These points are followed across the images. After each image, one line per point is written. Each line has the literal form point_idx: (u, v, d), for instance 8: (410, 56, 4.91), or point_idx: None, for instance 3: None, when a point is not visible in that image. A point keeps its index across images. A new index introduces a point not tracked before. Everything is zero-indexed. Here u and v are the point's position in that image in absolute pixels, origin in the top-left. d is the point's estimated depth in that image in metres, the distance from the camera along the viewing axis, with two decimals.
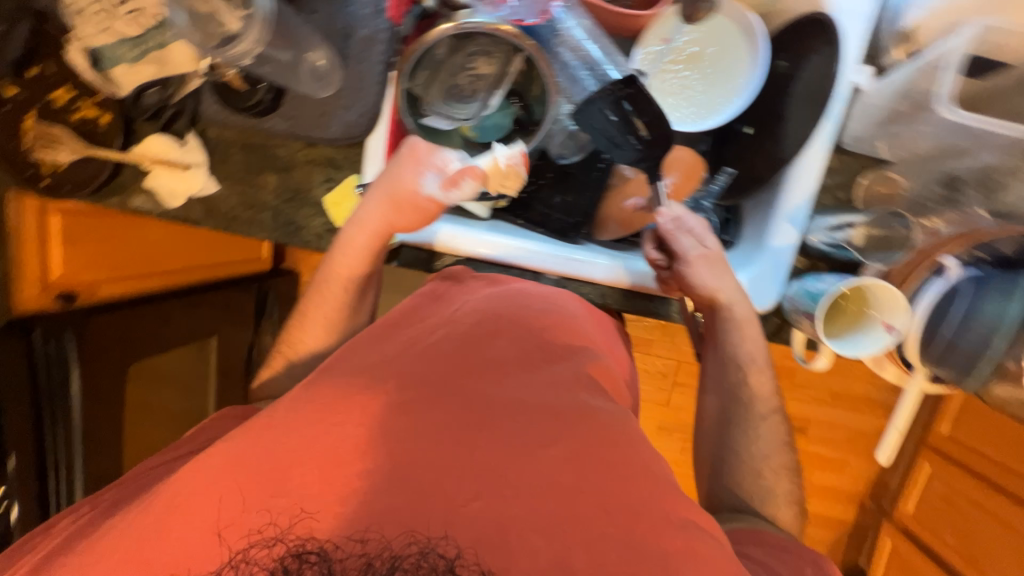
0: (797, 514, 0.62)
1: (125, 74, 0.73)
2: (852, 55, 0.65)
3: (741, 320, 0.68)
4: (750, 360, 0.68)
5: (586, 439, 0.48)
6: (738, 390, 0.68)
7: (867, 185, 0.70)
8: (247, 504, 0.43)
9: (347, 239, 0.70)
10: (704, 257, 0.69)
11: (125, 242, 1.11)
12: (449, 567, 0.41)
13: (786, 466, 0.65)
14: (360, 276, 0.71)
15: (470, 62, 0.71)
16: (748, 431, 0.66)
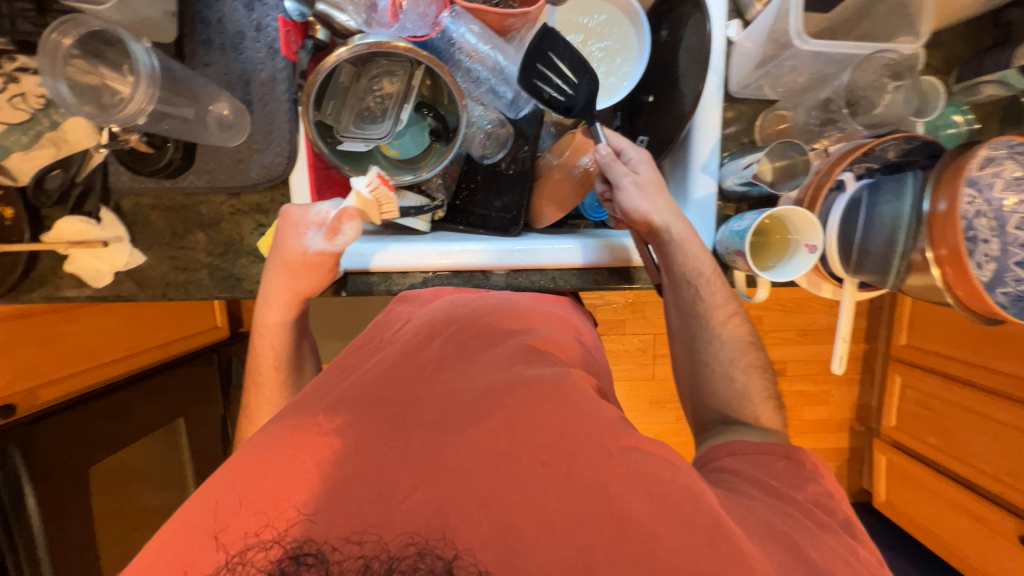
0: (773, 405, 0.70)
1: (21, 161, 0.72)
2: (720, 13, 0.72)
3: (681, 241, 0.71)
4: (699, 277, 0.72)
5: (557, 408, 0.48)
6: (695, 306, 0.73)
7: (765, 126, 0.76)
8: (220, 543, 0.40)
9: (263, 321, 0.77)
10: (635, 182, 0.71)
11: (57, 341, 1.01)
12: (448, 568, 0.39)
13: (753, 364, 0.73)
14: (284, 351, 0.79)
15: (376, 84, 0.74)
16: (712, 345, 0.73)
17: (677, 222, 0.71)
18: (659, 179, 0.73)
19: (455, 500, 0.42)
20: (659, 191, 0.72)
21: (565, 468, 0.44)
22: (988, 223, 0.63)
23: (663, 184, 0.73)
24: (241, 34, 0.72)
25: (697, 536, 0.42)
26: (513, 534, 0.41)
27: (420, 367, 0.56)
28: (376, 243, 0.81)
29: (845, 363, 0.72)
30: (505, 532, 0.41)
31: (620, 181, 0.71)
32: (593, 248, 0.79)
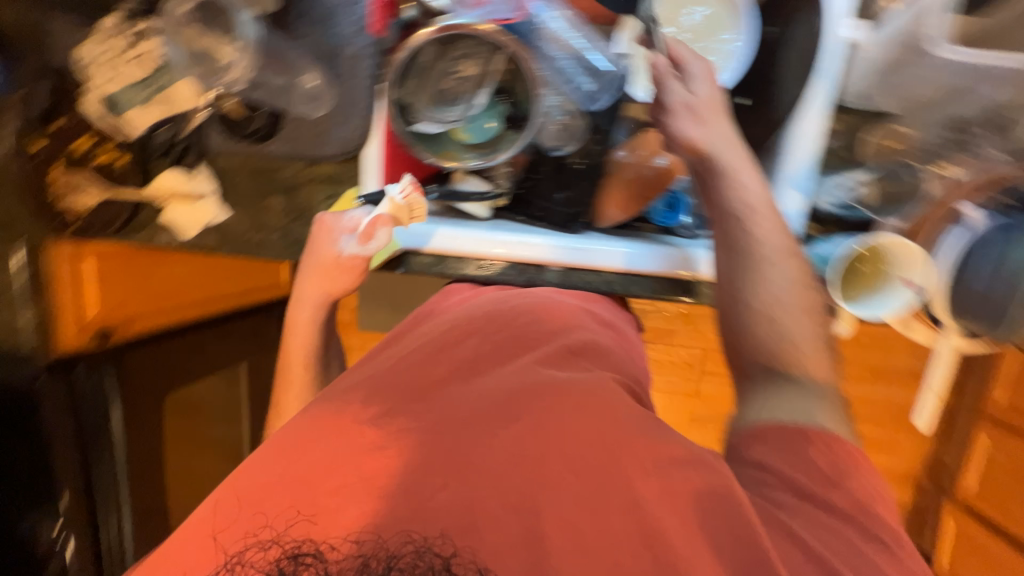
0: (825, 354, 0.56)
1: (137, 115, 0.79)
2: (839, 11, 0.65)
3: (727, 166, 0.63)
4: (745, 204, 0.61)
5: (594, 423, 0.48)
6: (737, 236, 0.61)
7: (875, 142, 0.67)
8: (219, 545, 0.44)
9: (295, 318, 0.83)
10: (687, 104, 0.65)
11: (141, 276, 1.09)
12: (445, 565, 0.41)
13: (808, 306, 0.58)
14: (314, 348, 0.83)
15: (455, 66, 0.73)
16: (753, 277, 0.59)
17: (727, 143, 0.63)
18: (718, 99, 0.66)
19: (487, 497, 0.44)
20: (713, 113, 0.65)
21: (596, 483, 0.45)
22: None
23: (720, 106, 0.65)
24: (334, 10, 0.73)
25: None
26: (538, 536, 0.43)
27: (466, 358, 0.58)
28: (435, 224, 0.82)
29: (930, 415, 0.65)
30: (530, 533, 0.43)
31: (671, 93, 0.66)
32: (639, 256, 0.77)
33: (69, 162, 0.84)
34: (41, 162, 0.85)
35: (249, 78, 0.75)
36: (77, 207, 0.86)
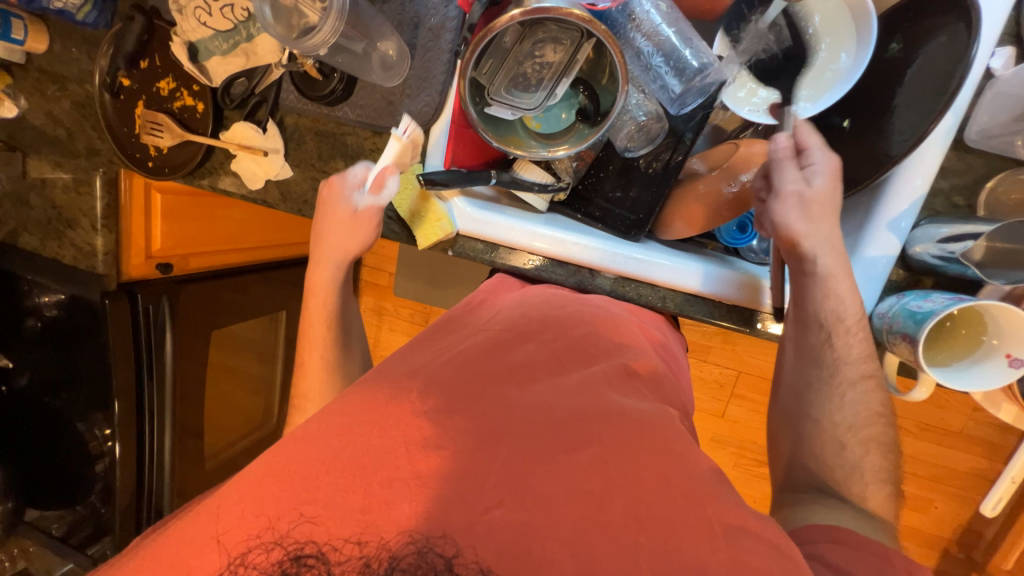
0: (892, 495, 0.52)
1: (219, 65, 0.81)
2: (987, 36, 0.56)
3: (827, 276, 0.57)
4: (837, 322, 0.57)
5: (643, 462, 0.46)
6: (820, 352, 0.58)
7: (997, 191, 0.59)
8: (218, 548, 0.42)
9: (314, 282, 0.79)
10: (800, 195, 0.57)
11: (217, 221, 1.23)
12: (447, 565, 0.40)
13: (880, 443, 0.55)
14: (333, 311, 0.79)
15: (537, 50, 0.69)
16: (827, 400, 0.57)
17: (833, 251, 0.57)
18: (835, 196, 0.58)
19: (528, 520, 0.42)
20: (825, 213, 0.57)
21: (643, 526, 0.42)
22: None
23: (835, 206, 0.58)
24: None
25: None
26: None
27: (508, 358, 0.56)
28: (492, 212, 0.79)
29: (999, 506, 0.58)
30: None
31: (783, 182, 0.58)
32: (715, 277, 0.72)
33: (152, 101, 0.89)
34: (127, 95, 0.89)
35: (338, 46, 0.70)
36: (153, 145, 0.89)
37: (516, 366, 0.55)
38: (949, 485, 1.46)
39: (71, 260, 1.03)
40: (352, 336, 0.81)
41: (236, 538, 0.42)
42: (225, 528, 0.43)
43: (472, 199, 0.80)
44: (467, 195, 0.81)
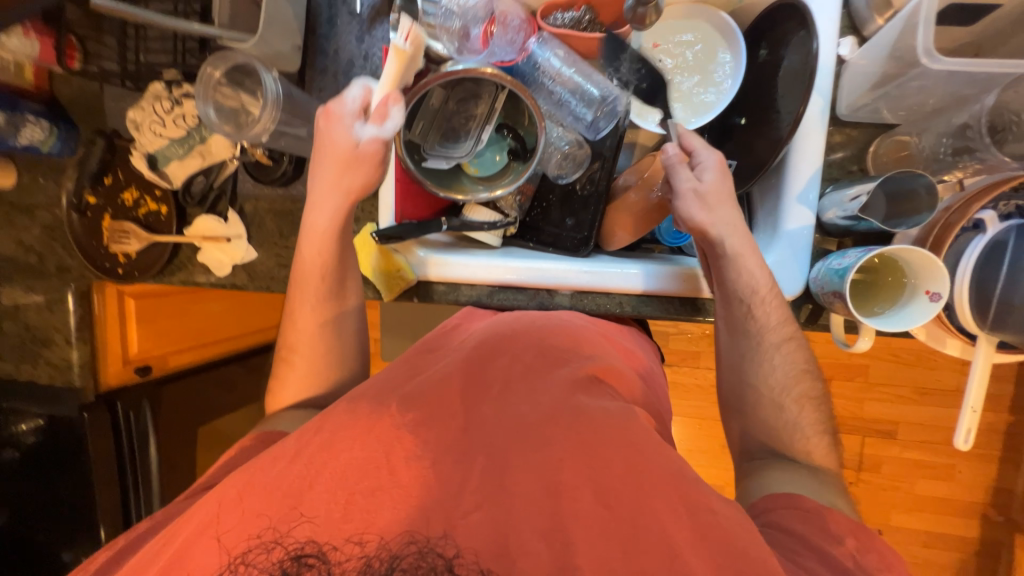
0: (830, 442, 0.61)
1: (178, 168, 0.88)
2: (831, 30, 0.66)
3: (736, 256, 0.63)
4: (754, 295, 0.63)
5: (612, 454, 0.50)
6: (746, 325, 0.64)
7: (880, 153, 0.67)
8: (220, 546, 0.47)
9: (306, 241, 0.75)
10: (696, 191, 0.65)
11: (196, 314, 1.26)
12: (449, 565, 0.45)
13: (810, 395, 0.63)
14: (331, 260, 0.75)
15: (462, 107, 0.78)
16: (760, 366, 0.64)
17: (737, 233, 0.63)
18: (728, 186, 0.65)
19: (513, 520, 0.48)
20: (722, 202, 0.64)
21: (625, 516, 0.48)
22: None
23: (729, 194, 0.65)
24: (351, 62, 0.81)
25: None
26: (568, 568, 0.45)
27: (483, 382, 0.60)
28: (446, 254, 0.83)
29: (974, 440, 0.59)
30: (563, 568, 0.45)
31: (680, 182, 0.65)
32: (656, 273, 0.76)
33: (118, 213, 0.94)
34: (92, 212, 0.95)
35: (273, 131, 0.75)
36: (121, 252, 0.94)
37: (488, 389, 0.60)
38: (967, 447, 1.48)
39: (47, 380, 1.03)
40: (350, 285, 0.79)
41: (236, 538, 0.48)
42: (226, 528, 0.48)
43: (427, 247, 0.84)
44: (423, 244, 0.86)
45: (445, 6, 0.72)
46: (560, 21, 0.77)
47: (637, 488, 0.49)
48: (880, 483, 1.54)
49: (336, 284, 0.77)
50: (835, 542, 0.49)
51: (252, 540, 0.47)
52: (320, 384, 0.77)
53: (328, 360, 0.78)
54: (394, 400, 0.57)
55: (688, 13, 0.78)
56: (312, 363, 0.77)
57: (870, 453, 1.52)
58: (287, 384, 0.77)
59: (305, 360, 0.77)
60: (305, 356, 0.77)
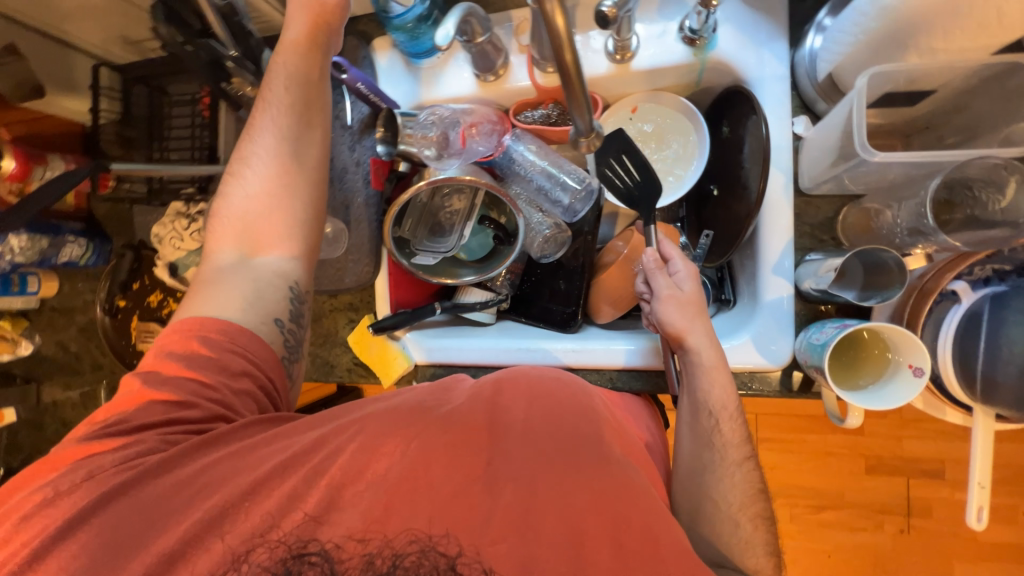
0: (775, 564, 0.62)
1: (194, 274, 0.96)
2: (784, 114, 0.69)
3: (708, 367, 0.66)
4: (721, 409, 0.66)
5: (605, 512, 0.54)
6: (710, 437, 0.66)
7: (850, 223, 0.67)
8: (225, 542, 0.53)
9: (273, 71, 0.68)
10: (674, 296, 0.68)
11: None
12: (451, 563, 0.51)
13: (761, 513, 0.64)
14: (300, 77, 0.68)
15: (446, 201, 0.84)
16: (718, 480, 0.65)
17: (710, 347, 0.66)
18: (702, 298, 0.69)
19: None
20: (698, 314, 0.68)
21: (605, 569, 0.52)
22: None
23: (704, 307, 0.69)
24: (344, 170, 0.88)
25: None
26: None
27: (501, 424, 0.61)
28: (441, 339, 0.87)
29: (988, 518, 0.56)
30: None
31: (659, 287, 0.70)
32: (637, 350, 0.78)
33: (144, 314, 1.03)
34: (123, 314, 1.04)
35: None
36: None
37: (507, 429, 0.60)
38: (1021, 484, 1.40)
39: None
40: (317, 116, 0.70)
41: (239, 536, 0.53)
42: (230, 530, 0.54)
43: (423, 331, 0.89)
44: (420, 329, 0.90)
45: (422, 121, 0.80)
46: (530, 118, 0.84)
47: (631, 550, 0.53)
48: (932, 529, 1.44)
49: (301, 128, 0.69)
50: None
51: (257, 536, 0.53)
52: (276, 241, 0.68)
53: (273, 211, 0.68)
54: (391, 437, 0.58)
55: (652, 96, 0.81)
56: (262, 203, 0.68)
57: (919, 497, 1.44)
58: (226, 228, 0.68)
59: (258, 195, 0.68)
60: (255, 190, 0.68)
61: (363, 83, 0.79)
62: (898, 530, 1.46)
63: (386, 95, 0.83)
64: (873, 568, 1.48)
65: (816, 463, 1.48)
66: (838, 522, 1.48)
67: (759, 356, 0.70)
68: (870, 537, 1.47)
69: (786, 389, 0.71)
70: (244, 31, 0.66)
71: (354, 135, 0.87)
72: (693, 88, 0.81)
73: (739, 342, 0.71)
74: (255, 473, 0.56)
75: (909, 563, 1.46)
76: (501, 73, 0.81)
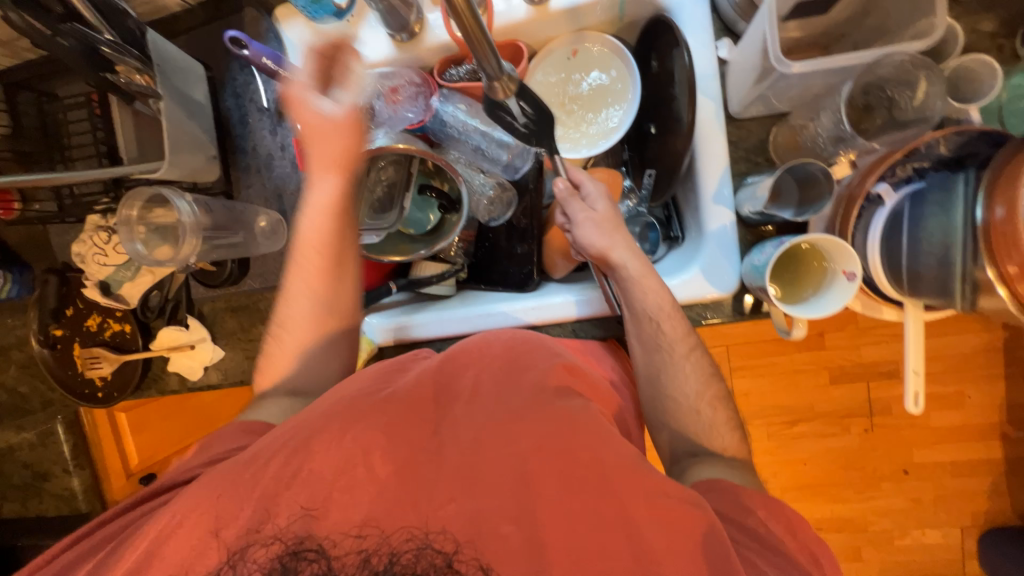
0: (740, 435, 0.70)
1: (129, 289, 0.90)
2: (704, 40, 0.69)
3: (637, 276, 0.71)
4: (658, 311, 0.70)
5: (579, 447, 0.60)
6: (658, 341, 0.71)
7: (780, 142, 0.69)
8: (219, 540, 0.55)
9: (304, 217, 0.70)
10: (590, 218, 0.72)
11: (182, 415, 1.35)
12: (450, 560, 0.53)
13: (718, 395, 0.72)
14: (332, 241, 0.70)
15: (381, 174, 0.81)
16: (674, 376, 0.71)
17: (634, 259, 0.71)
18: (617, 213, 0.74)
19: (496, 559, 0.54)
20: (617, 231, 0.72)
21: (585, 500, 0.57)
22: None
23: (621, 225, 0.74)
24: (270, 156, 0.84)
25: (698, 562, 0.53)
26: (540, 546, 0.54)
27: (453, 396, 0.69)
28: (402, 315, 0.85)
29: (925, 402, 0.60)
30: (534, 544, 0.55)
31: (576, 214, 0.73)
32: (587, 299, 0.79)
33: (86, 340, 0.96)
34: (62, 343, 0.97)
35: (201, 246, 0.77)
36: (97, 376, 0.96)
37: (458, 396, 0.69)
38: (969, 370, 1.50)
39: (55, 511, 1.09)
40: (348, 268, 0.73)
41: (233, 533, 0.55)
42: (221, 527, 0.56)
43: (383, 312, 0.88)
44: (379, 309, 0.90)
45: None
46: (456, 75, 0.79)
47: (598, 476, 0.58)
48: (891, 424, 1.56)
49: (344, 274, 0.73)
50: (762, 521, 0.58)
51: (253, 532, 0.55)
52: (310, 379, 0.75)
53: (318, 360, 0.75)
54: (374, 432, 0.61)
55: (574, 39, 0.79)
56: (311, 350, 0.74)
57: (879, 396, 1.55)
58: (277, 360, 0.74)
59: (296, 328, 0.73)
60: (301, 312, 0.73)
61: (269, 58, 0.71)
62: (863, 430, 1.57)
63: (298, 70, 0.77)
64: (844, 468, 1.60)
65: (785, 381, 1.57)
66: (809, 433, 1.59)
67: (708, 287, 0.71)
68: (838, 440, 1.59)
69: (739, 312, 0.73)
70: (118, 11, 0.60)
71: (274, 117, 0.83)
72: (616, 25, 0.79)
73: (690, 274, 0.72)
74: (238, 483, 0.58)
75: (874, 457, 1.59)
76: (417, 31, 0.77)
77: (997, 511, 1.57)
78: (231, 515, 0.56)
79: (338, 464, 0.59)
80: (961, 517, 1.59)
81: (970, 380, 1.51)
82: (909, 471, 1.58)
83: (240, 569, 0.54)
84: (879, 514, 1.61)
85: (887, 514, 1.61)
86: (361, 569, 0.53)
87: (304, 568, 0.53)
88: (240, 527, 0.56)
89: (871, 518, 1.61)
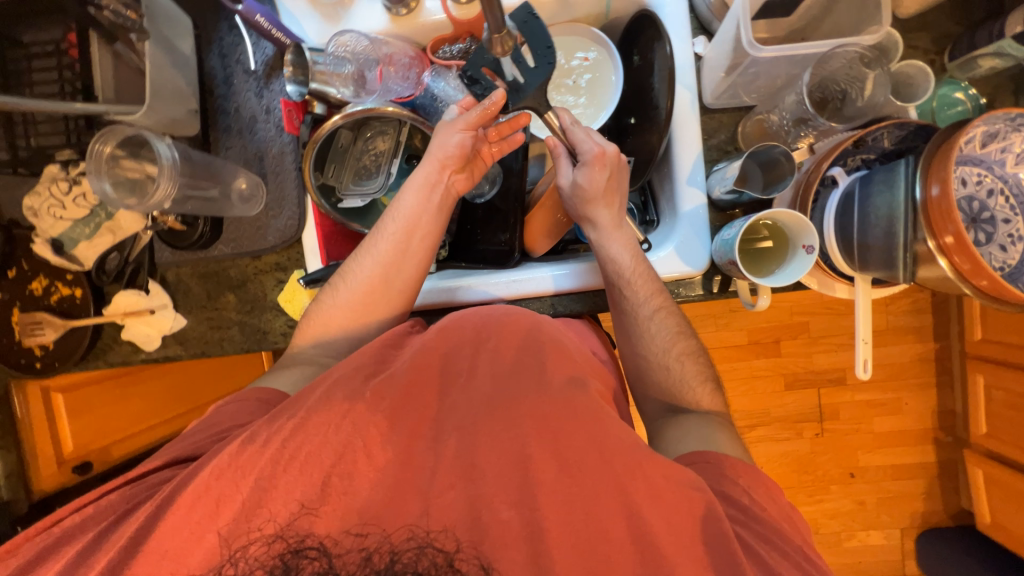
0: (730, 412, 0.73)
1: (86, 249, 0.85)
2: (683, 36, 0.75)
3: (598, 241, 0.75)
4: (619, 278, 0.73)
5: (580, 432, 0.58)
6: (623, 303, 0.74)
7: (750, 132, 0.76)
8: (203, 551, 0.51)
9: (402, 199, 0.75)
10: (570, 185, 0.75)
11: (125, 404, 1.16)
12: (450, 558, 0.52)
13: (689, 350, 0.74)
14: (426, 219, 0.75)
15: (370, 144, 0.83)
16: (642, 338, 0.74)
17: (614, 216, 0.74)
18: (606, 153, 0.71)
19: (488, 554, 0.52)
20: (611, 197, 0.74)
21: (591, 482, 0.55)
22: (984, 186, 0.59)
23: (621, 192, 0.75)
24: (254, 119, 0.81)
25: (691, 541, 0.52)
26: (540, 532, 0.53)
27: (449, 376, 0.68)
28: None
29: (872, 368, 0.66)
30: (534, 530, 0.53)
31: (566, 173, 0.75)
32: (562, 275, 0.81)
33: (28, 305, 0.88)
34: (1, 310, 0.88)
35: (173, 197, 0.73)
36: (37, 345, 0.87)
37: (457, 375, 0.67)
38: (909, 377, 1.59)
39: None
40: (416, 245, 0.74)
41: (216, 539, 0.52)
42: (200, 528, 0.52)
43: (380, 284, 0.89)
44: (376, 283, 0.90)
45: (332, 55, 0.75)
46: (448, 54, 0.83)
47: (587, 450, 0.57)
48: (841, 429, 1.62)
49: (417, 246, 0.74)
50: (744, 489, 0.58)
51: (248, 532, 0.52)
52: (344, 338, 0.75)
53: (351, 320, 0.74)
54: (378, 411, 0.59)
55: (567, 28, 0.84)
56: (345, 316, 0.74)
57: (830, 402, 1.62)
58: (313, 327, 0.74)
59: (351, 290, 0.73)
60: (346, 296, 0.74)
61: (263, 16, 0.71)
62: (814, 434, 1.62)
63: (290, 31, 0.77)
64: (797, 472, 1.64)
65: (746, 386, 1.61)
66: (766, 435, 1.62)
67: (682, 264, 0.75)
68: (791, 444, 1.63)
69: (708, 291, 0.77)
70: None
71: (261, 80, 0.81)
72: (602, 20, 0.86)
73: (665, 251, 0.76)
74: (201, 478, 0.53)
75: (824, 461, 1.63)
76: (413, 7, 0.79)
77: (933, 514, 1.64)
78: (214, 510, 0.52)
79: (314, 443, 0.56)
80: (903, 518, 1.64)
81: (911, 385, 1.60)
82: (856, 474, 1.63)
83: (239, 566, 0.50)
84: (830, 517, 1.65)
85: (837, 517, 1.65)
86: (361, 567, 0.51)
87: (305, 567, 0.51)
88: (238, 508, 0.53)
89: (822, 520, 1.65)
